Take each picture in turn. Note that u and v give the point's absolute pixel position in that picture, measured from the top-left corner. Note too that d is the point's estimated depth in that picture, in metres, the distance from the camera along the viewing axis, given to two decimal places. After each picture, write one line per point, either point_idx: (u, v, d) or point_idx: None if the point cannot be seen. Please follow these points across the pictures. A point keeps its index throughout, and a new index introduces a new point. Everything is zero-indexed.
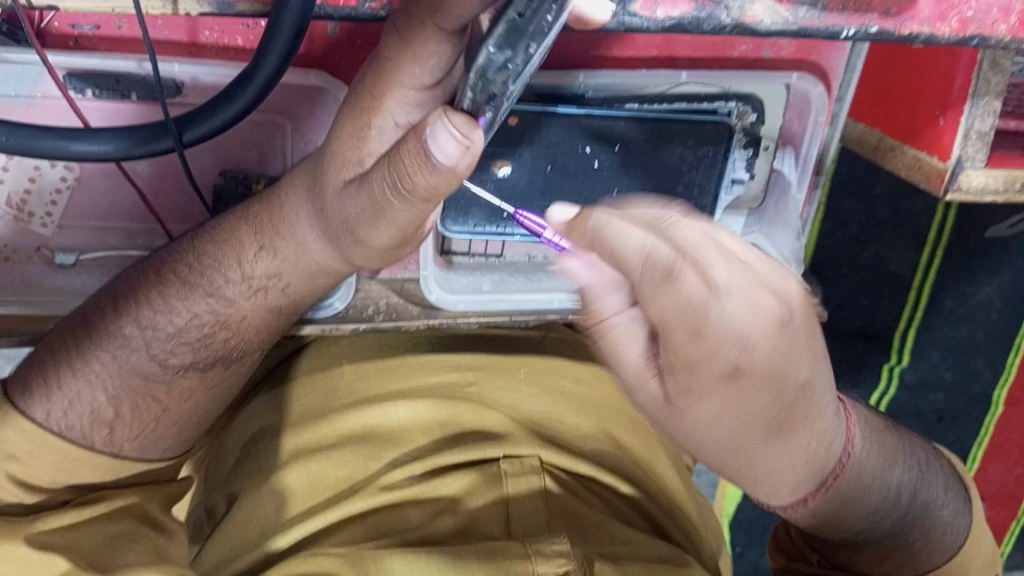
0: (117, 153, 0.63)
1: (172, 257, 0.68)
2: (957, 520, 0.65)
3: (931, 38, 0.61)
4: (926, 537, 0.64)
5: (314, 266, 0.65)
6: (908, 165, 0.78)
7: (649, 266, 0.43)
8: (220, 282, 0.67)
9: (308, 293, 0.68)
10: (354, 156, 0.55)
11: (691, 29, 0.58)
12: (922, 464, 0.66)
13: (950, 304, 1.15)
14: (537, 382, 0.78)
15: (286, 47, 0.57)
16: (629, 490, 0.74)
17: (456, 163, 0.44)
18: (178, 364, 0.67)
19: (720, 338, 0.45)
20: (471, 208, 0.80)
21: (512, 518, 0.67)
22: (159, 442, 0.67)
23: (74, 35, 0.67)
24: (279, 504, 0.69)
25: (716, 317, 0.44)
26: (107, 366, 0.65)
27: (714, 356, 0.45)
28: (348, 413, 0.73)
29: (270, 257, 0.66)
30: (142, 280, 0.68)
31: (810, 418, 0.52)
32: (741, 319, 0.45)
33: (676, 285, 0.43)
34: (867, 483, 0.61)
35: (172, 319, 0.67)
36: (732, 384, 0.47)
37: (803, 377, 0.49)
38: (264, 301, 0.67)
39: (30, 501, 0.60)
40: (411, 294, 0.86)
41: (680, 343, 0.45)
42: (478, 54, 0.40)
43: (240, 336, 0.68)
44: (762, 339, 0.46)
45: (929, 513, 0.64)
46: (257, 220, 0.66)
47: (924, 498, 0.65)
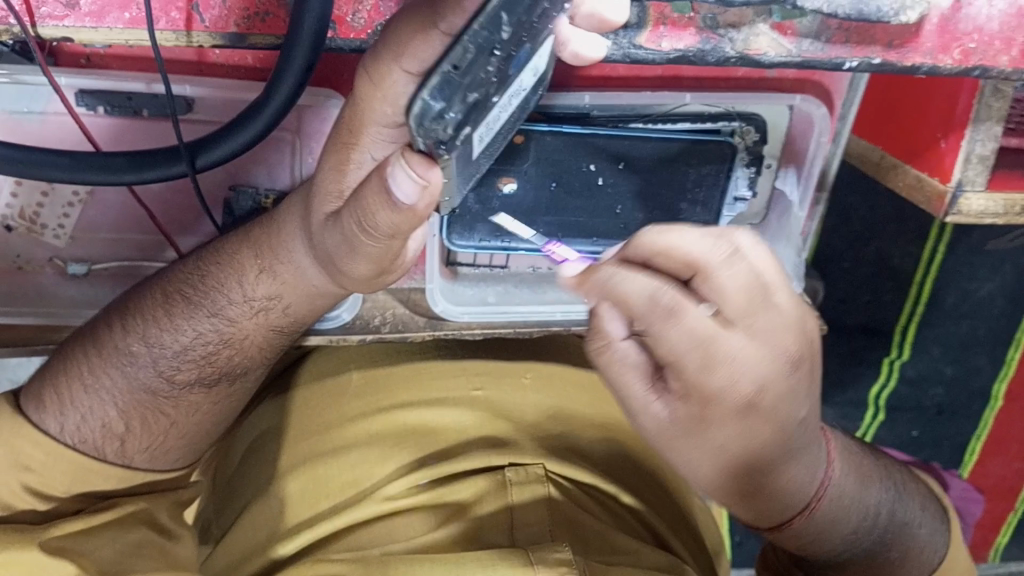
0: (128, 175, 0.64)
1: (178, 278, 0.70)
2: (934, 539, 0.69)
3: (932, 69, 0.62)
4: (905, 553, 0.67)
5: (311, 289, 0.68)
6: (909, 186, 0.78)
7: (653, 303, 0.46)
8: (224, 302, 0.69)
9: (311, 313, 0.70)
10: (334, 189, 0.60)
11: (696, 61, 0.59)
12: (896, 484, 0.70)
13: (953, 300, 1.16)
14: (544, 389, 0.79)
15: (296, 78, 0.58)
16: (631, 500, 0.74)
17: (415, 200, 0.48)
18: (184, 380, 0.69)
19: (730, 374, 0.47)
20: (476, 222, 0.79)
21: (517, 527, 0.68)
22: (169, 454, 0.69)
23: (87, 53, 0.68)
24: (281, 508, 0.71)
25: (726, 347, 0.46)
26: (116, 381, 0.67)
27: (728, 389, 0.47)
28: (354, 422, 0.75)
29: (270, 280, 0.68)
30: (147, 299, 0.69)
31: (799, 453, 0.56)
32: (759, 361, 0.47)
33: (679, 320, 0.45)
34: (846, 503, 0.64)
35: (177, 337, 0.68)
36: (745, 418, 0.49)
37: (804, 415, 0.52)
38: (265, 320, 0.69)
39: (44, 509, 0.62)
40: (418, 305, 0.85)
41: (690, 375, 0.47)
42: (415, 102, 0.43)
43: (244, 354, 0.70)
44: (778, 378, 0.48)
45: (906, 532, 0.68)
46: (255, 243, 0.68)
47: (901, 517, 0.68)
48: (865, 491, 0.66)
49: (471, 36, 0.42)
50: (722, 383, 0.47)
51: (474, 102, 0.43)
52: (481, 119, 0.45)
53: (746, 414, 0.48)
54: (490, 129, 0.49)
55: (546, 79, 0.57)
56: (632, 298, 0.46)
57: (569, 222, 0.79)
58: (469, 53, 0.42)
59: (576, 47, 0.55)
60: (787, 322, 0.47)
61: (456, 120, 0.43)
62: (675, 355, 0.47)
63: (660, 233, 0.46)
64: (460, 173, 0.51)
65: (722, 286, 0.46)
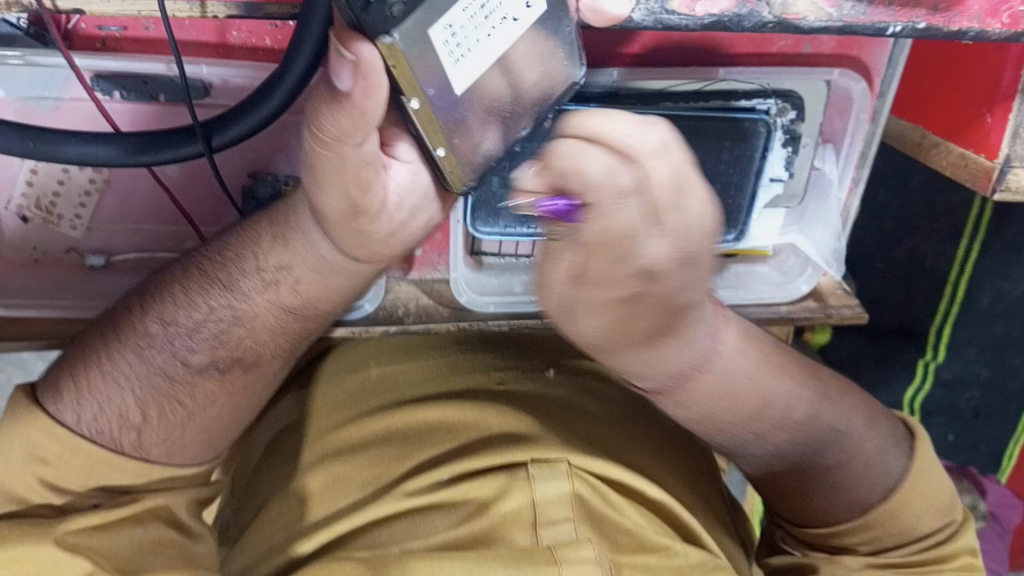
0: (145, 157, 0.63)
1: (196, 257, 0.70)
2: (893, 457, 0.69)
3: (980, 34, 0.58)
4: (859, 475, 0.68)
5: (320, 261, 0.68)
6: (953, 164, 0.74)
7: (609, 188, 0.41)
8: (238, 277, 0.69)
9: (323, 297, 0.71)
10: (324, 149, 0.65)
11: (731, 27, 0.57)
12: (828, 392, 0.68)
13: (988, 300, 1.09)
14: (566, 387, 0.76)
15: (312, 52, 0.56)
16: (654, 496, 0.69)
17: (350, 88, 0.49)
18: (201, 363, 0.67)
19: (631, 268, 0.41)
20: (502, 209, 0.78)
21: (540, 524, 0.62)
22: (188, 448, 0.67)
23: (102, 36, 0.67)
24: (303, 506, 0.68)
25: (638, 241, 0.41)
26: (133, 367, 0.65)
27: (618, 277, 0.42)
28: (376, 416, 0.73)
29: (282, 249, 0.68)
30: (167, 279, 0.69)
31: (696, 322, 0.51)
32: (657, 257, 0.41)
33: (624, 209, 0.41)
34: (801, 419, 0.66)
35: (192, 314, 0.67)
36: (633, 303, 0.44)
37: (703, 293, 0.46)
38: (274, 297, 0.69)
39: (60, 503, 0.60)
40: (442, 295, 0.86)
41: (595, 261, 0.42)
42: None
43: (255, 337, 0.69)
44: (669, 272, 0.42)
45: (856, 441, 0.68)
46: (272, 217, 0.69)
47: (832, 425, 0.67)
48: (787, 390, 0.64)
49: None
50: (623, 273, 0.41)
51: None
52: None
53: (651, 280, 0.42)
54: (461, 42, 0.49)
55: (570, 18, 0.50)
56: (586, 179, 0.41)
57: None
58: None
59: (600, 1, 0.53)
60: (703, 221, 0.42)
61: None
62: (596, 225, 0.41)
63: (608, 120, 0.41)
64: (435, 95, 0.52)
65: (652, 176, 0.41)
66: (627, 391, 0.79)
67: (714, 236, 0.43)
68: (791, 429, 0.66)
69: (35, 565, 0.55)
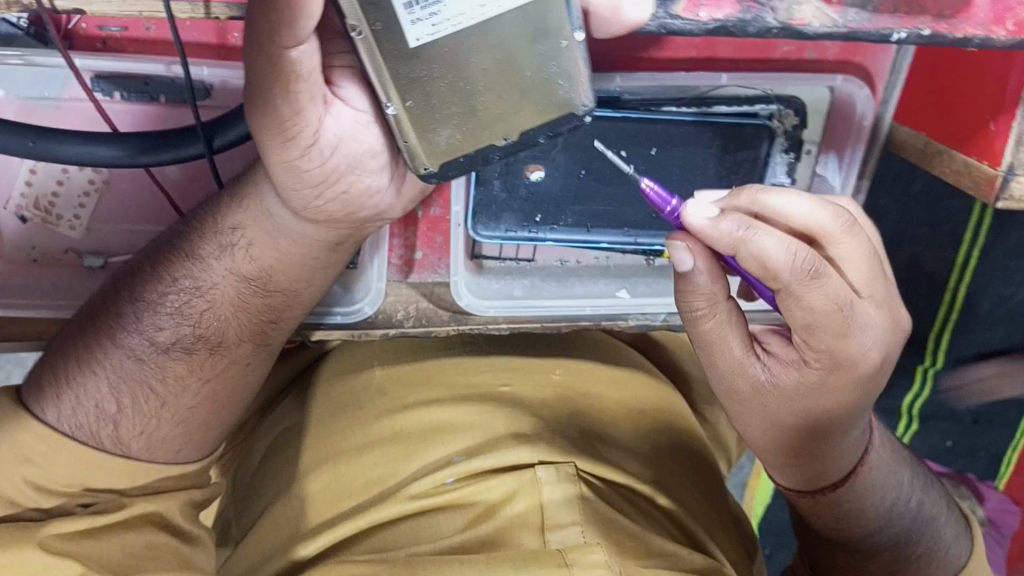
0: (142, 157, 0.62)
1: (165, 236, 0.68)
2: (963, 542, 0.67)
3: (986, 41, 0.58)
4: (930, 550, 0.65)
5: (275, 225, 0.64)
6: (957, 172, 0.73)
7: (801, 264, 0.49)
8: (197, 243, 0.66)
9: (278, 262, 0.65)
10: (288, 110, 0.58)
11: (736, 32, 0.56)
12: (917, 478, 0.69)
13: (987, 305, 1.10)
14: (573, 387, 0.76)
15: None
16: (665, 502, 0.69)
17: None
18: (166, 340, 0.65)
19: (858, 340, 0.52)
20: (503, 212, 0.79)
21: (548, 530, 0.61)
22: (168, 442, 0.66)
23: (103, 36, 0.67)
24: (303, 507, 0.68)
25: (855, 309, 0.51)
26: (106, 354, 0.64)
27: (849, 351, 0.52)
28: (381, 418, 0.72)
29: (236, 207, 0.65)
30: (138, 261, 0.68)
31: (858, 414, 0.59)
32: (870, 327, 0.52)
33: (821, 284, 0.50)
34: (874, 478, 0.64)
35: (156, 288, 0.66)
36: (841, 377, 0.54)
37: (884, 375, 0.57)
38: (232, 264, 0.65)
39: (48, 507, 0.61)
40: (443, 299, 0.80)
41: (823, 338, 0.52)
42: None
43: (216, 309, 0.66)
44: (876, 347, 0.53)
45: (935, 528, 0.67)
46: (233, 188, 0.66)
47: (918, 509, 0.67)
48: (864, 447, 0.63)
49: None
50: (853, 347, 0.52)
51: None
52: None
53: (852, 377, 0.54)
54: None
55: (573, 31, 0.50)
56: (775, 263, 0.49)
57: (599, 211, 0.79)
58: None
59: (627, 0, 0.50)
60: (881, 311, 0.53)
61: None
62: (809, 317, 0.51)
63: (808, 206, 0.51)
64: (383, 32, 0.49)
65: (841, 252, 0.52)
66: (638, 396, 0.78)
67: (890, 325, 0.54)
68: (835, 452, 0.60)
69: (22, 567, 0.55)
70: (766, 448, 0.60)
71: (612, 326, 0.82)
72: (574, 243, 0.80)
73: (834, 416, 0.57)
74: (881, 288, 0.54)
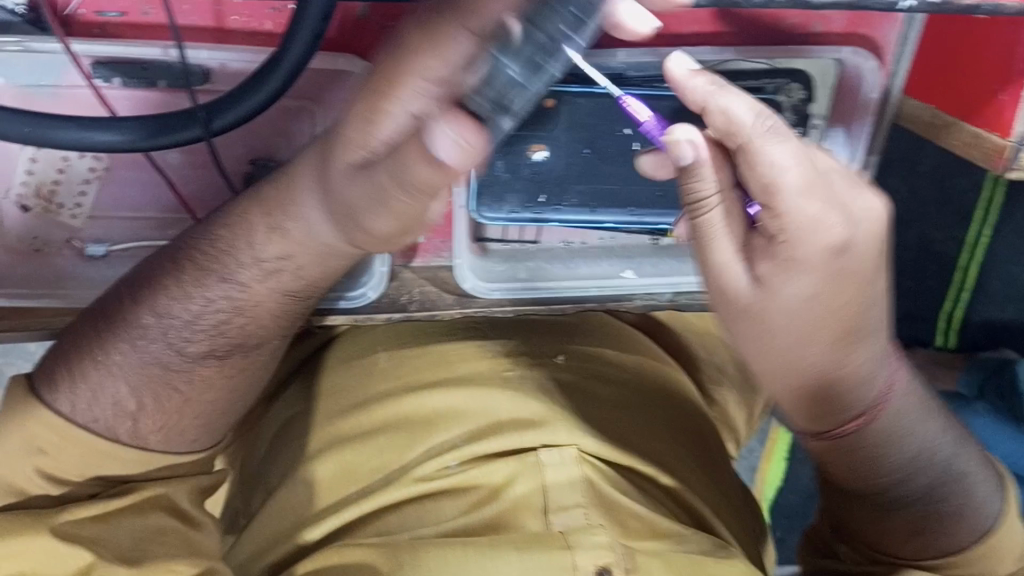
0: (140, 142, 0.62)
1: (188, 242, 0.65)
2: (992, 503, 0.65)
3: (995, 8, 0.57)
4: (957, 510, 0.64)
5: (324, 249, 0.61)
6: (965, 143, 0.73)
7: (754, 117, 0.48)
8: (234, 266, 0.64)
9: (325, 276, 0.64)
10: (359, 138, 0.50)
11: (741, 3, 0.55)
12: (952, 430, 0.66)
13: (998, 284, 1.08)
14: (581, 370, 0.75)
15: (315, 27, 0.57)
16: (669, 482, 0.69)
17: (455, 163, 0.43)
18: (196, 352, 0.65)
19: (808, 224, 0.48)
20: (505, 194, 0.77)
21: (550, 510, 0.61)
22: (185, 432, 0.66)
23: (100, 22, 0.66)
24: (310, 493, 0.68)
25: (807, 186, 0.48)
26: (127, 357, 0.64)
27: (808, 241, 0.49)
28: (383, 403, 0.71)
29: (280, 239, 0.61)
30: (159, 267, 0.66)
31: (870, 338, 0.55)
32: (829, 216, 0.48)
33: (775, 141, 0.47)
34: (901, 428, 0.63)
35: (187, 306, 0.64)
36: (817, 280, 0.50)
37: (874, 293, 0.53)
38: (278, 285, 0.64)
39: (58, 494, 0.61)
40: (446, 283, 0.83)
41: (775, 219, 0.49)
42: (497, 66, 0.41)
43: (258, 323, 0.65)
44: (850, 243, 0.49)
45: (963, 485, 0.65)
46: (265, 203, 0.62)
47: (951, 467, 0.65)
48: (889, 388, 0.61)
49: None
50: (805, 233, 0.49)
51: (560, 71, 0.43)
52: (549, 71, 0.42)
53: (829, 274, 0.50)
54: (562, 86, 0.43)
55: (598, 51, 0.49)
56: (734, 108, 0.48)
57: (603, 190, 0.78)
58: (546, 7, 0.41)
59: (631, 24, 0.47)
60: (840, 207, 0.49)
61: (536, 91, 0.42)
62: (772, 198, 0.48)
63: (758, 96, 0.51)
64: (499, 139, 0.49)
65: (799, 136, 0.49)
66: (643, 381, 0.77)
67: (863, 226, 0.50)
68: (849, 381, 0.57)
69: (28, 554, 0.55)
70: (769, 380, 0.58)
71: (616, 308, 0.86)
72: (577, 222, 0.79)
73: (821, 333, 0.53)
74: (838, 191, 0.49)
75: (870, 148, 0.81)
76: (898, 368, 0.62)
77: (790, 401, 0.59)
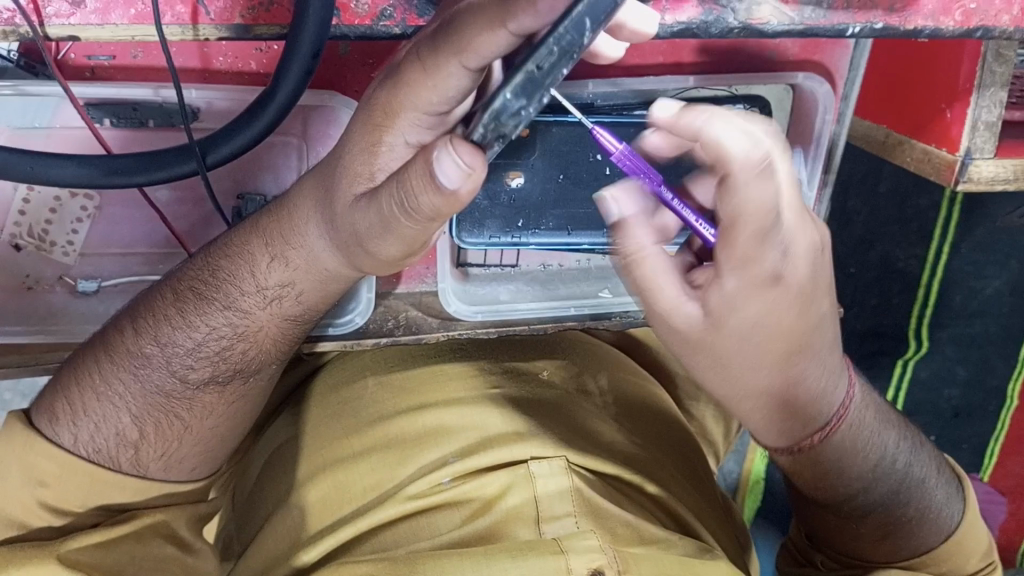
0: (138, 176, 0.65)
1: (189, 273, 0.68)
2: (949, 503, 0.70)
3: (936, 31, 0.62)
4: (922, 509, 0.68)
5: (324, 273, 0.63)
6: (917, 159, 0.78)
7: (748, 160, 0.47)
8: (236, 295, 0.66)
9: (324, 301, 0.67)
10: (364, 170, 0.54)
11: (700, 33, 0.60)
12: (909, 440, 0.71)
13: (960, 299, 1.13)
14: (561, 386, 0.78)
15: (303, 66, 0.59)
16: (656, 490, 0.72)
17: (458, 188, 0.46)
18: (198, 379, 0.67)
19: (775, 244, 0.50)
20: (485, 219, 0.80)
21: (543, 518, 0.64)
22: (185, 462, 0.68)
23: (91, 65, 0.69)
24: (304, 517, 0.70)
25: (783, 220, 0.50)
26: (129, 387, 0.66)
27: (766, 257, 0.51)
28: (375, 425, 0.73)
29: (282, 267, 0.64)
30: (159, 297, 0.68)
31: (817, 359, 0.58)
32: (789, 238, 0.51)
33: (767, 183, 0.47)
34: (864, 437, 0.66)
35: (191, 335, 0.66)
36: (774, 292, 0.52)
37: (824, 312, 0.56)
38: (277, 310, 0.67)
39: (60, 525, 0.62)
40: (430, 306, 0.88)
41: (741, 239, 0.50)
42: (496, 98, 0.44)
43: (259, 348, 0.68)
44: (806, 259, 0.53)
45: (922, 488, 0.69)
46: (265, 232, 0.64)
47: (913, 472, 0.69)
48: (846, 394, 0.64)
49: (556, 39, 0.42)
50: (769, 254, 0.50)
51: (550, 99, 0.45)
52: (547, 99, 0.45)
53: (776, 287, 0.52)
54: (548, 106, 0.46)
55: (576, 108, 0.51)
56: (730, 148, 0.47)
57: (579, 214, 0.81)
58: (552, 54, 0.42)
59: (631, 24, 0.54)
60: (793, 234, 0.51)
61: (531, 119, 0.45)
62: (737, 214, 0.49)
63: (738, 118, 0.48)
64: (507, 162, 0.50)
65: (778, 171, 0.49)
66: (625, 398, 0.80)
67: (816, 253, 0.53)
68: (809, 395, 0.60)
69: None
70: (735, 400, 0.59)
71: (596, 326, 0.88)
72: (555, 246, 0.82)
73: (766, 359, 0.56)
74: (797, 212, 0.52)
75: (826, 171, 0.85)
76: (853, 383, 0.66)
77: (745, 419, 0.61)
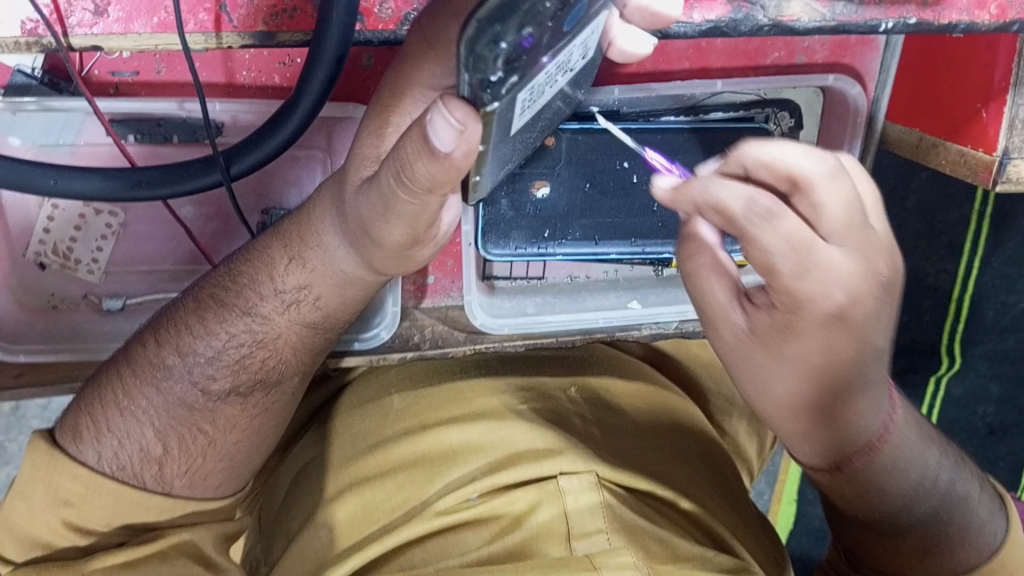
0: (162, 189, 0.64)
1: (210, 282, 0.68)
2: (994, 522, 0.65)
3: (970, 26, 0.61)
4: (968, 529, 0.64)
5: (341, 277, 0.63)
6: (952, 162, 0.75)
7: (751, 207, 0.47)
8: (255, 300, 0.66)
9: (343, 308, 0.67)
10: (372, 153, 0.54)
11: (729, 31, 0.59)
12: (953, 462, 0.68)
13: (993, 314, 1.09)
14: (586, 402, 0.76)
15: (327, 73, 0.59)
16: (689, 505, 0.70)
17: (452, 150, 0.41)
18: (220, 390, 0.66)
19: (823, 279, 0.50)
20: (511, 231, 0.79)
21: (574, 537, 0.61)
22: (209, 479, 0.66)
23: (115, 82, 0.69)
24: (332, 536, 0.68)
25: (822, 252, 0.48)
26: (151, 401, 0.65)
27: (821, 292, 0.50)
28: (401, 441, 0.72)
29: (300, 269, 0.64)
30: (181, 310, 0.68)
31: (867, 384, 0.57)
32: (843, 272, 0.50)
33: (777, 222, 0.47)
34: (906, 455, 0.63)
35: (210, 343, 0.66)
36: (828, 326, 0.52)
37: (880, 341, 0.55)
38: (296, 317, 0.66)
39: (85, 544, 0.61)
40: (456, 321, 0.87)
41: (785, 280, 0.50)
42: (467, 25, 0.38)
43: (280, 356, 0.67)
44: (863, 293, 0.52)
45: (964, 508, 0.65)
46: (286, 236, 0.65)
47: (956, 491, 0.65)
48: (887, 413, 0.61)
49: None
50: (816, 288, 0.50)
51: (530, 44, 0.39)
52: (529, 41, 0.39)
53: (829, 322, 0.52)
54: (532, 102, 0.45)
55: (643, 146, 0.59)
56: (729, 202, 0.48)
57: (607, 224, 0.80)
58: None
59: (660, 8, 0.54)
60: (846, 267, 0.50)
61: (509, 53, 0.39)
62: (767, 257, 0.49)
63: (784, 150, 0.47)
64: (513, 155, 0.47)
65: (821, 201, 0.47)
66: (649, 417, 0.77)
67: (873, 283, 0.52)
68: (853, 415, 0.58)
69: None
70: (779, 416, 0.59)
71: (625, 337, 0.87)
72: (582, 257, 0.80)
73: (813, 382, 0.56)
74: (854, 234, 0.49)
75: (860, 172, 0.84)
76: (894, 401, 0.63)
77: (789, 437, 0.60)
